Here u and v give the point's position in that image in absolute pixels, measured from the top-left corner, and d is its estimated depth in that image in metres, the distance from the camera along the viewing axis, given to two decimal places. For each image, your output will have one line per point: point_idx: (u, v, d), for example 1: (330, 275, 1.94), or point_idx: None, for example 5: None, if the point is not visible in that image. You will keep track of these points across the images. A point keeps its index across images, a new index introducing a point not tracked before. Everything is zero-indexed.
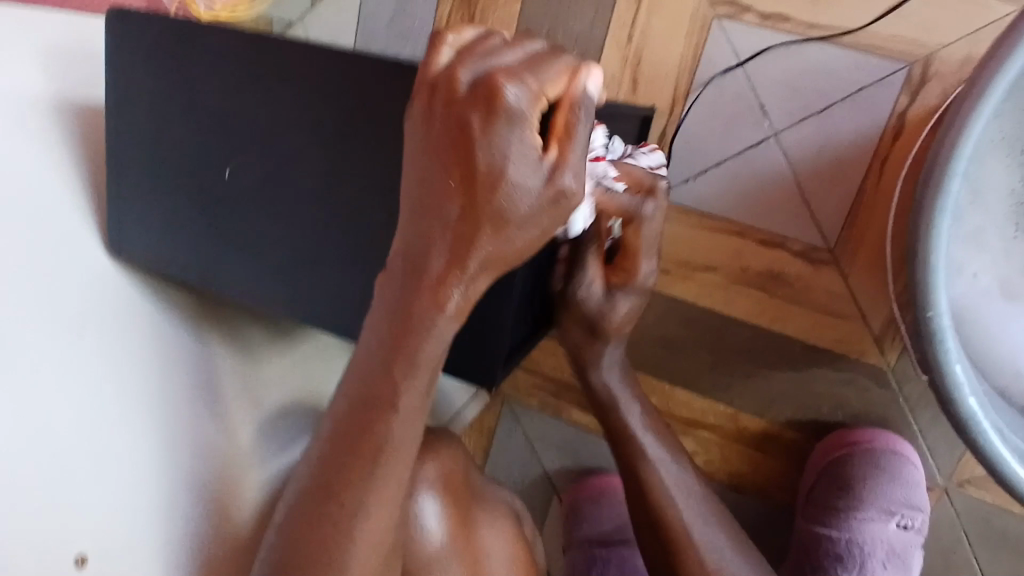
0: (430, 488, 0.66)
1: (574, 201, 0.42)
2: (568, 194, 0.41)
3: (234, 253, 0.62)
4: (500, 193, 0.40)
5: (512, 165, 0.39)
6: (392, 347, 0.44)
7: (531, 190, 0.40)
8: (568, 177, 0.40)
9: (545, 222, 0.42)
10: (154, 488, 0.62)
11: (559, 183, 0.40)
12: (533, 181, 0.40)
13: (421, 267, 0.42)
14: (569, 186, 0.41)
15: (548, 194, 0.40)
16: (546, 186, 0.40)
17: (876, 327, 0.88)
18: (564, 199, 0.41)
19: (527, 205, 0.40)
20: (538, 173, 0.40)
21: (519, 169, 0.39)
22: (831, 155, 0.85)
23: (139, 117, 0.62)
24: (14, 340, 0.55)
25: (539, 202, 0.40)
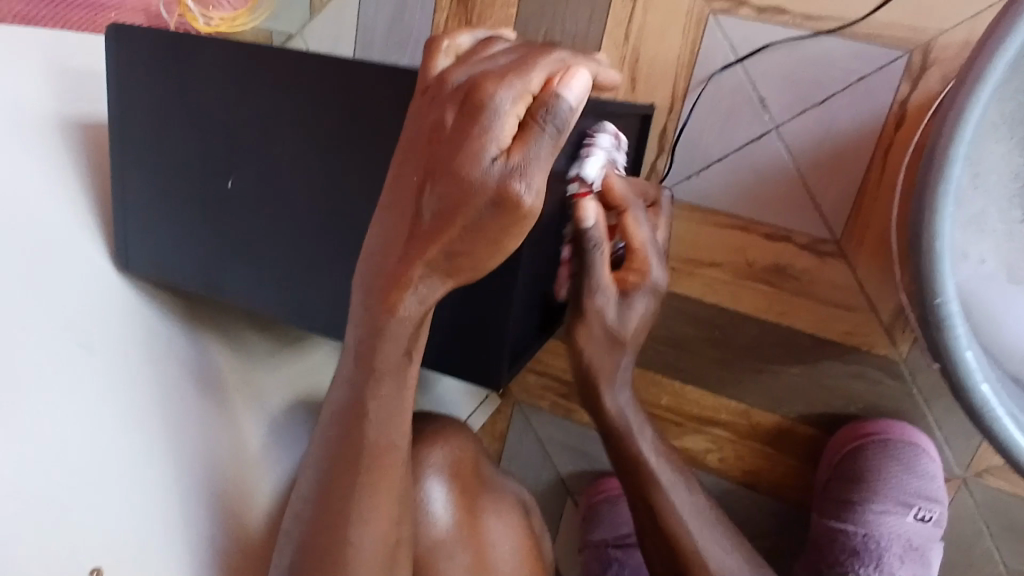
0: (439, 473, 0.66)
1: (530, 215, 0.37)
2: (519, 200, 0.36)
3: (238, 264, 0.62)
4: (454, 186, 0.36)
5: (469, 159, 0.36)
6: (371, 355, 0.43)
7: (483, 189, 0.36)
8: (523, 183, 0.36)
9: (496, 231, 0.38)
10: (165, 499, 0.61)
11: (513, 187, 0.36)
12: (487, 179, 0.36)
13: (387, 273, 0.40)
14: (522, 192, 0.36)
15: (497, 196, 0.36)
16: (498, 185, 0.36)
17: (886, 318, 0.87)
18: (513, 206, 0.36)
19: (474, 202, 0.36)
20: (488, 168, 0.36)
21: (475, 164, 0.36)
22: (833, 146, 0.85)
23: (140, 131, 0.62)
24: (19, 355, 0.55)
25: (487, 201, 0.36)
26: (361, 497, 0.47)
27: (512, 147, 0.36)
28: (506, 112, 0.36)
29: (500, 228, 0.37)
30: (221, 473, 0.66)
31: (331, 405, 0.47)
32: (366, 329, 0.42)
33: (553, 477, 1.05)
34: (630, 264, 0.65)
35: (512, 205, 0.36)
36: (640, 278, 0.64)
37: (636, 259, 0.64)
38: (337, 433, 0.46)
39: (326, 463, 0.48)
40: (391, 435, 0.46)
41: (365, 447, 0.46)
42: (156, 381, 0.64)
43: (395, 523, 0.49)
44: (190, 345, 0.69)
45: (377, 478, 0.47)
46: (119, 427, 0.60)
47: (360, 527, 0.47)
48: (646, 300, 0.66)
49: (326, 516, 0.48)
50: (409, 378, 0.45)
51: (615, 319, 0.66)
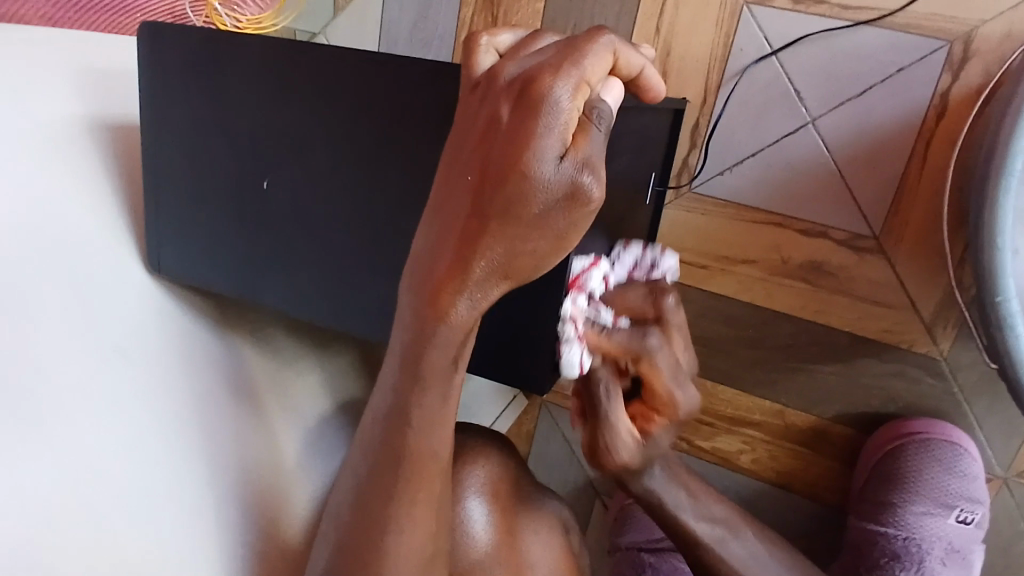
0: (476, 490, 0.64)
1: (592, 207, 0.38)
2: (587, 195, 0.37)
3: (271, 264, 0.62)
4: (519, 186, 0.36)
5: (535, 156, 0.36)
6: (417, 361, 0.42)
7: (551, 186, 0.36)
8: (591, 176, 0.37)
9: (560, 225, 0.38)
10: (199, 507, 0.59)
11: (581, 181, 0.37)
12: (555, 176, 0.36)
13: (441, 277, 0.39)
14: (589, 187, 0.37)
15: (566, 191, 0.37)
16: (566, 181, 0.37)
17: (927, 314, 0.85)
18: (582, 200, 0.37)
19: (542, 200, 0.37)
20: (557, 166, 0.36)
21: (542, 162, 0.36)
22: (872, 139, 0.83)
23: (172, 133, 0.61)
24: (52, 362, 0.55)
25: (556, 198, 0.37)
26: (403, 502, 0.46)
27: (576, 142, 0.37)
28: (568, 106, 0.36)
29: (564, 220, 0.38)
30: (257, 476, 0.64)
31: (373, 410, 0.46)
32: (412, 333, 0.41)
33: (581, 478, 1.04)
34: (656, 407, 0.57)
35: (580, 199, 0.37)
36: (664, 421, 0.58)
37: (662, 404, 0.56)
38: (378, 438, 0.45)
39: (364, 470, 0.46)
40: (431, 442, 0.45)
41: (407, 453, 0.45)
42: (191, 383, 0.63)
43: (436, 531, 0.48)
44: (223, 348, 0.68)
45: (420, 483, 0.46)
46: (155, 429, 0.59)
47: (401, 533, 0.46)
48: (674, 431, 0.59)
49: (367, 521, 0.47)
50: (455, 383, 0.43)
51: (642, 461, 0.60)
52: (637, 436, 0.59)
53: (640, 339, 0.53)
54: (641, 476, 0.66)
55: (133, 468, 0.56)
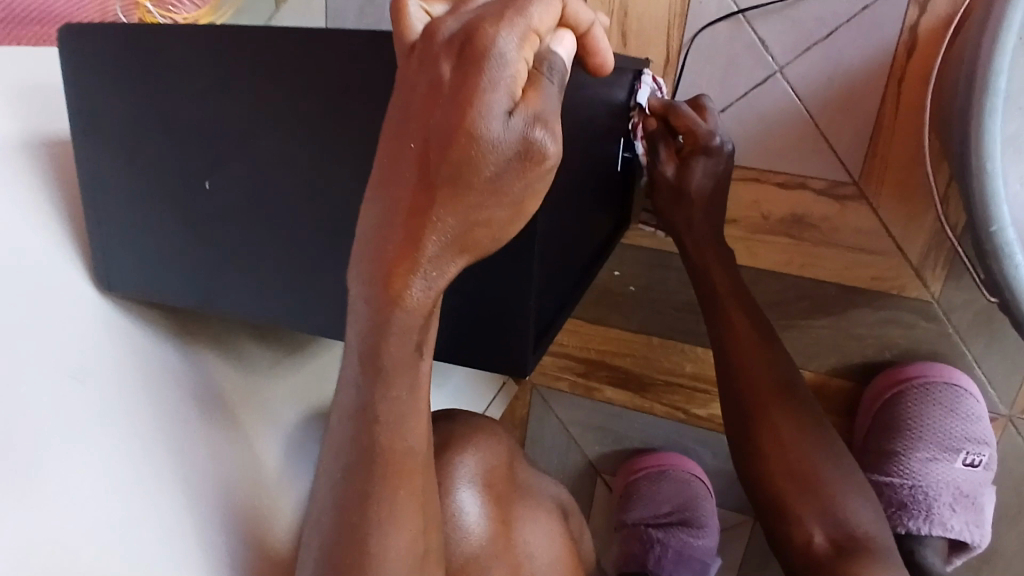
0: (469, 480, 0.57)
1: (549, 165, 0.36)
2: (542, 151, 0.35)
3: (228, 269, 0.58)
4: (469, 149, 0.33)
5: (482, 114, 0.33)
6: (378, 354, 0.39)
7: (502, 145, 0.34)
8: (544, 132, 0.35)
9: (516, 189, 0.36)
10: (181, 526, 0.55)
11: (534, 137, 0.34)
12: (506, 134, 0.34)
13: (394, 257, 0.36)
14: (543, 142, 0.35)
15: (519, 150, 0.34)
16: (518, 138, 0.34)
17: (915, 257, 0.83)
18: (536, 158, 0.35)
19: (495, 162, 0.34)
20: (509, 124, 0.34)
21: (491, 120, 0.33)
22: (844, 82, 0.80)
23: (106, 139, 0.57)
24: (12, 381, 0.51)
25: (510, 158, 0.34)
26: (383, 503, 0.42)
27: (526, 97, 0.34)
28: (515, 56, 0.33)
29: (519, 182, 0.36)
30: (239, 490, 0.61)
31: (340, 408, 0.42)
32: (370, 322, 0.38)
33: (580, 459, 1.02)
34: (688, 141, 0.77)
35: (534, 157, 0.35)
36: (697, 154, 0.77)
37: (691, 143, 0.76)
38: (349, 437, 0.42)
39: (338, 474, 0.43)
40: (407, 437, 0.42)
41: (380, 450, 0.41)
42: (157, 403, 0.59)
43: (424, 530, 0.45)
44: (190, 362, 0.64)
45: (399, 480, 0.42)
46: (121, 458, 0.55)
47: (384, 536, 0.43)
48: (708, 163, 0.78)
49: (347, 528, 0.43)
50: (423, 372, 0.41)
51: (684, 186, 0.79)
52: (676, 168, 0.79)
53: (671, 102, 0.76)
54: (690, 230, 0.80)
55: (102, 499, 0.52)
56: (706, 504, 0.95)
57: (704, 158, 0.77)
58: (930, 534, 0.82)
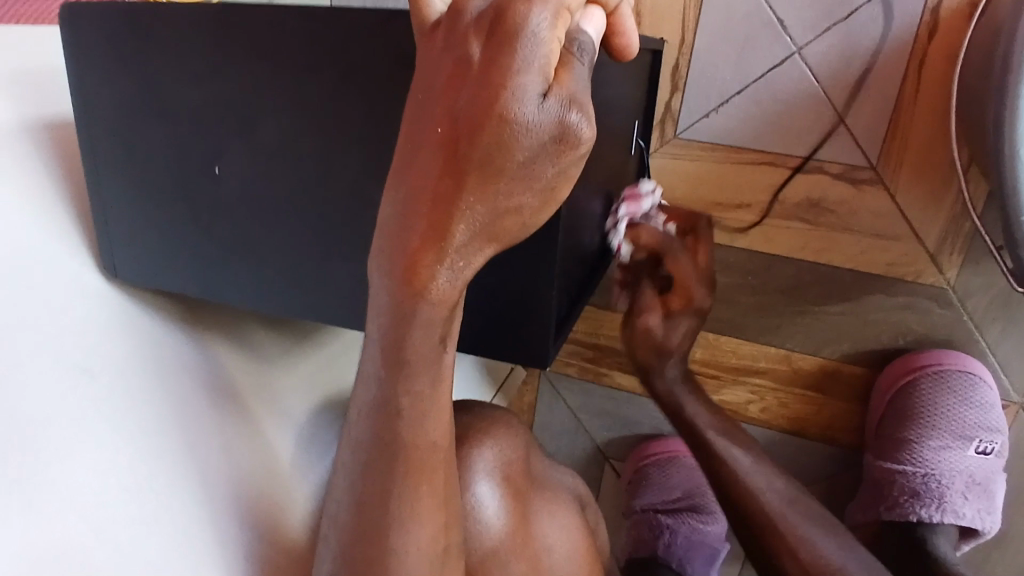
0: (489, 473, 0.56)
1: (582, 148, 0.35)
2: (577, 136, 0.34)
3: (236, 256, 0.57)
4: (502, 133, 0.32)
5: (515, 95, 0.32)
6: (399, 349, 0.38)
7: (536, 129, 0.33)
8: (579, 115, 0.33)
9: (547, 174, 0.35)
10: (193, 519, 0.55)
11: (569, 121, 0.33)
12: (539, 117, 0.32)
13: (419, 248, 0.34)
14: (578, 126, 0.33)
15: (554, 134, 0.33)
16: (553, 121, 0.33)
17: (932, 242, 0.82)
18: (570, 140, 0.34)
19: (529, 145, 0.33)
20: (542, 107, 0.32)
21: (524, 101, 0.32)
22: (863, 62, 0.78)
23: (108, 123, 0.56)
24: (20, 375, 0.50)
25: (543, 141, 0.33)
26: (405, 499, 0.42)
27: (559, 78, 0.33)
28: (548, 35, 0.32)
29: (551, 168, 0.34)
30: (253, 481, 0.61)
31: (359, 403, 0.41)
32: (391, 314, 0.37)
33: (589, 446, 1.02)
34: (677, 291, 0.70)
35: (567, 140, 0.34)
36: (682, 308, 0.71)
37: (681, 289, 0.70)
38: (369, 433, 0.41)
39: (357, 469, 0.42)
40: (429, 432, 0.41)
41: (402, 445, 0.40)
42: (168, 393, 0.59)
43: (446, 525, 0.44)
44: (197, 351, 0.63)
45: (421, 475, 0.41)
46: (130, 453, 0.54)
47: (407, 531, 0.42)
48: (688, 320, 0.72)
49: (369, 524, 0.42)
50: (445, 365, 0.39)
51: (662, 343, 0.73)
52: (661, 317, 0.72)
53: (670, 241, 0.67)
54: (664, 367, 0.75)
55: (113, 495, 0.51)
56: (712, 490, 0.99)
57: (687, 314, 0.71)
58: (941, 521, 0.82)
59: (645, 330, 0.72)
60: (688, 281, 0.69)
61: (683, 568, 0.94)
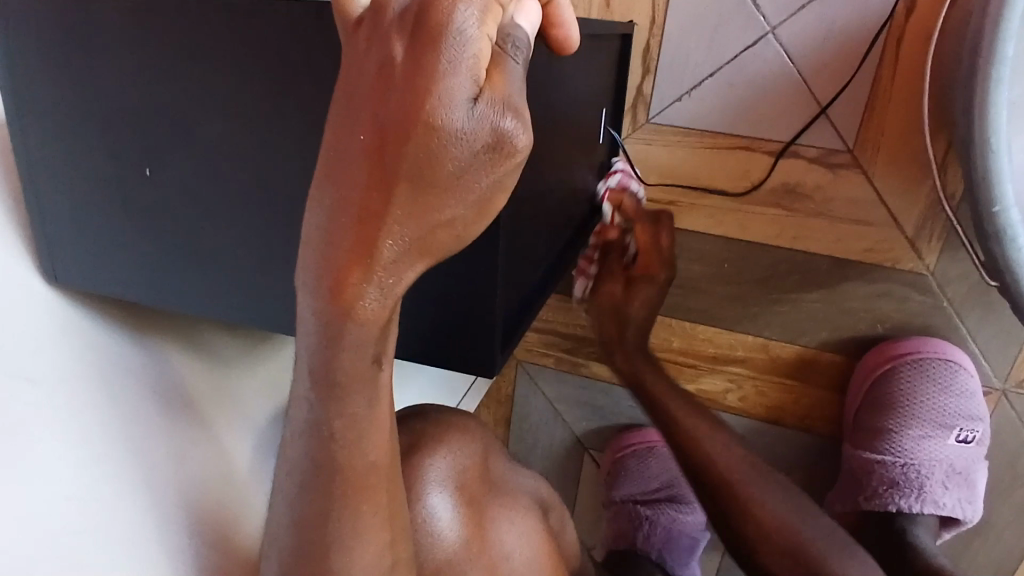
0: (443, 483, 0.54)
1: (521, 152, 0.32)
2: (512, 144, 0.32)
3: (180, 260, 0.54)
4: (430, 142, 0.30)
5: (442, 101, 0.29)
6: (329, 370, 0.35)
7: (467, 137, 0.30)
8: (514, 121, 0.31)
9: (483, 185, 0.32)
10: (144, 534, 0.53)
11: (504, 127, 0.31)
12: (471, 124, 0.30)
13: (342, 265, 0.32)
14: (513, 134, 0.31)
15: (488, 142, 0.31)
16: (486, 129, 0.30)
17: (910, 228, 0.80)
18: (505, 148, 0.31)
19: (462, 154, 0.31)
20: (473, 114, 0.30)
21: (451, 105, 0.29)
22: (839, 43, 0.76)
23: (36, 124, 0.52)
24: None
25: (476, 149, 0.31)
26: (344, 521, 0.40)
27: (491, 80, 0.31)
28: (478, 33, 0.30)
29: (487, 177, 0.32)
30: (208, 490, 0.59)
31: (292, 422, 0.39)
32: (318, 335, 0.34)
33: (567, 437, 1.01)
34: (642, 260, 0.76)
35: (502, 147, 0.31)
36: (648, 278, 0.76)
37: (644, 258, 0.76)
38: (304, 453, 0.39)
39: (294, 491, 0.40)
40: (365, 453, 0.39)
41: (338, 467, 0.39)
42: (116, 402, 0.56)
43: (392, 543, 0.42)
44: (149, 357, 0.61)
45: (362, 495, 0.40)
46: (78, 467, 0.52)
47: (348, 552, 0.41)
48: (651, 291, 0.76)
49: (309, 546, 0.41)
50: (381, 384, 0.38)
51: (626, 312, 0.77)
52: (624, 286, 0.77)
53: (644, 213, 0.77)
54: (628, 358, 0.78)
55: (59, 513, 0.49)
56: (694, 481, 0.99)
57: (649, 286, 0.76)
58: (922, 511, 0.82)
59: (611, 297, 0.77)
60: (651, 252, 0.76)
61: (661, 557, 0.95)
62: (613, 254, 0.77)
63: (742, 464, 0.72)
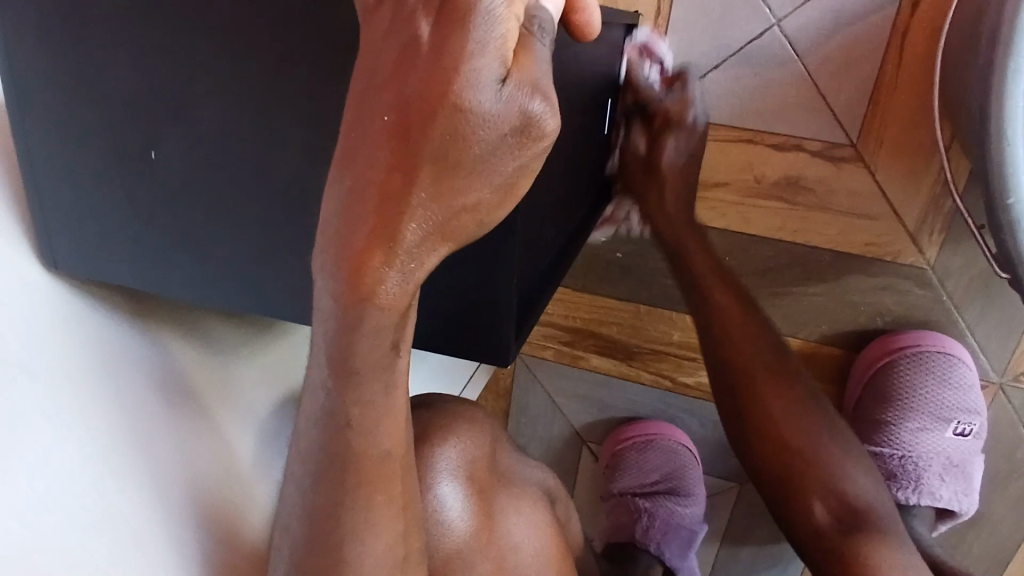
0: (452, 472, 0.54)
1: (549, 136, 0.32)
2: (541, 128, 0.31)
3: (183, 248, 0.53)
4: (457, 124, 0.29)
5: (470, 83, 0.29)
6: (348, 358, 0.35)
7: (495, 119, 0.30)
8: (543, 103, 0.31)
9: (509, 168, 0.32)
10: (149, 525, 0.52)
11: (532, 110, 0.31)
12: (499, 106, 0.30)
13: (362, 250, 0.31)
14: (541, 117, 0.31)
15: (516, 125, 0.31)
16: (514, 111, 0.30)
17: (912, 222, 0.80)
18: (533, 130, 0.31)
19: (489, 135, 0.30)
20: (501, 96, 0.30)
21: (479, 87, 0.29)
22: (844, 37, 0.76)
23: (34, 106, 0.50)
24: None
25: (504, 130, 0.31)
26: (358, 512, 0.39)
27: (519, 61, 0.31)
28: (506, 13, 0.29)
29: (513, 161, 0.32)
30: (212, 482, 0.59)
31: (307, 411, 0.39)
32: (336, 322, 0.34)
33: (566, 430, 1.01)
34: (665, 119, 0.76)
35: (530, 130, 0.31)
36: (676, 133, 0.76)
37: (671, 118, 0.76)
38: (318, 443, 0.38)
39: (307, 482, 0.40)
40: (381, 442, 0.38)
41: (353, 457, 0.38)
42: (114, 391, 0.55)
43: (405, 533, 0.42)
44: (148, 346, 0.59)
45: (376, 485, 0.39)
46: (82, 459, 0.51)
47: (362, 543, 0.40)
48: (679, 142, 0.77)
49: (322, 538, 0.40)
50: (397, 372, 0.37)
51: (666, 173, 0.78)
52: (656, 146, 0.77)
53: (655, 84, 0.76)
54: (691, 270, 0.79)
55: (62, 506, 0.48)
56: (695, 474, 0.95)
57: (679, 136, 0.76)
58: (919, 504, 0.84)
59: (649, 163, 0.78)
60: (671, 112, 0.76)
61: (661, 552, 0.94)
62: (636, 132, 0.78)
63: (797, 413, 0.76)
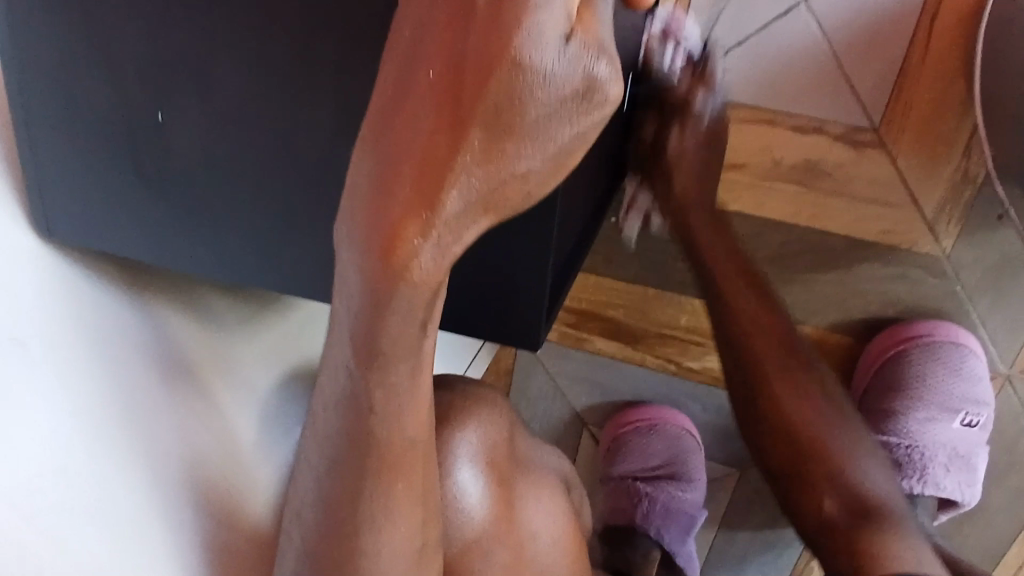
0: (472, 455, 0.52)
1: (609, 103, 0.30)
2: (603, 94, 0.30)
3: (188, 218, 0.50)
4: (515, 83, 0.27)
5: (532, 39, 0.27)
6: (374, 339, 0.32)
7: (556, 80, 0.28)
8: (607, 66, 0.29)
9: (566, 137, 0.30)
10: (144, 504, 0.51)
11: (596, 73, 0.29)
12: (564, 68, 0.28)
13: (397, 222, 0.28)
14: (605, 82, 0.29)
15: (578, 88, 0.29)
16: (578, 75, 0.29)
17: (930, 210, 0.79)
18: (594, 95, 0.29)
19: (549, 97, 0.28)
20: (566, 57, 0.28)
21: (543, 46, 0.27)
22: (872, 17, 0.73)
23: (26, 59, 0.46)
24: None
25: (565, 94, 0.29)
26: (376, 500, 0.37)
27: (582, 19, 0.29)
28: None
29: (571, 128, 0.30)
30: (212, 463, 0.56)
31: (326, 394, 0.37)
32: (365, 301, 0.31)
33: (566, 412, 0.99)
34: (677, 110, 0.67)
35: (591, 94, 0.29)
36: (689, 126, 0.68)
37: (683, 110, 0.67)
38: (337, 427, 0.36)
39: (323, 466, 0.38)
40: (405, 428, 0.36)
41: (374, 444, 0.36)
42: (108, 363, 0.52)
43: (424, 522, 0.40)
44: (147, 318, 0.56)
45: (397, 473, 0.37)
46: (74, 435, 0.48)
47: (379, 532, 0.38)
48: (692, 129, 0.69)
49: (338, 524, 0.38)
50: (425, 355, 0.35)
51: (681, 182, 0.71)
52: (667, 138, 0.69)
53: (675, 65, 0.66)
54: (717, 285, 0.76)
55: (53, 487, 0.46)
56: (697, 459, 0.95)
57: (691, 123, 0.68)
58: (922, 493, 0.84)
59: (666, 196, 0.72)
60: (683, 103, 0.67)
61: (660, 535, 0.93)
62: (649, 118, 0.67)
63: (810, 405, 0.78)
